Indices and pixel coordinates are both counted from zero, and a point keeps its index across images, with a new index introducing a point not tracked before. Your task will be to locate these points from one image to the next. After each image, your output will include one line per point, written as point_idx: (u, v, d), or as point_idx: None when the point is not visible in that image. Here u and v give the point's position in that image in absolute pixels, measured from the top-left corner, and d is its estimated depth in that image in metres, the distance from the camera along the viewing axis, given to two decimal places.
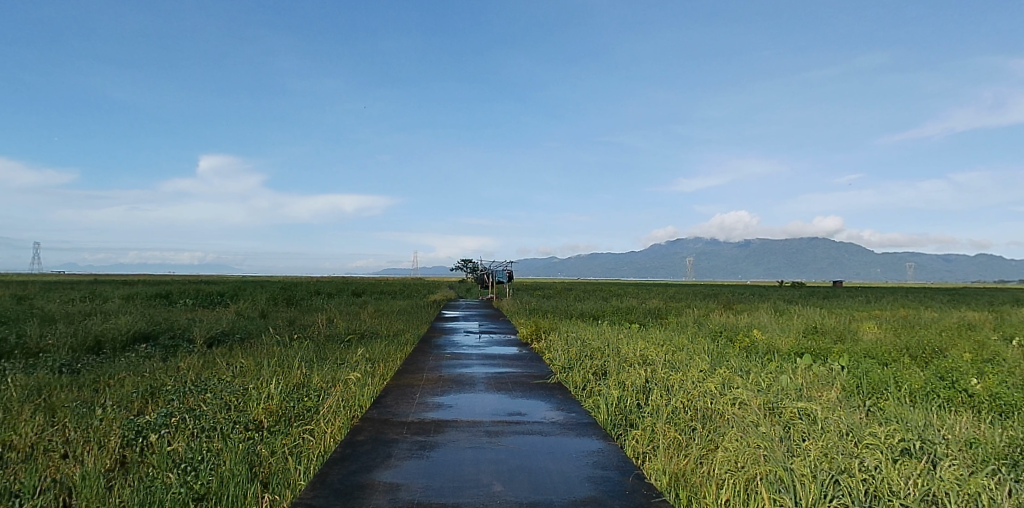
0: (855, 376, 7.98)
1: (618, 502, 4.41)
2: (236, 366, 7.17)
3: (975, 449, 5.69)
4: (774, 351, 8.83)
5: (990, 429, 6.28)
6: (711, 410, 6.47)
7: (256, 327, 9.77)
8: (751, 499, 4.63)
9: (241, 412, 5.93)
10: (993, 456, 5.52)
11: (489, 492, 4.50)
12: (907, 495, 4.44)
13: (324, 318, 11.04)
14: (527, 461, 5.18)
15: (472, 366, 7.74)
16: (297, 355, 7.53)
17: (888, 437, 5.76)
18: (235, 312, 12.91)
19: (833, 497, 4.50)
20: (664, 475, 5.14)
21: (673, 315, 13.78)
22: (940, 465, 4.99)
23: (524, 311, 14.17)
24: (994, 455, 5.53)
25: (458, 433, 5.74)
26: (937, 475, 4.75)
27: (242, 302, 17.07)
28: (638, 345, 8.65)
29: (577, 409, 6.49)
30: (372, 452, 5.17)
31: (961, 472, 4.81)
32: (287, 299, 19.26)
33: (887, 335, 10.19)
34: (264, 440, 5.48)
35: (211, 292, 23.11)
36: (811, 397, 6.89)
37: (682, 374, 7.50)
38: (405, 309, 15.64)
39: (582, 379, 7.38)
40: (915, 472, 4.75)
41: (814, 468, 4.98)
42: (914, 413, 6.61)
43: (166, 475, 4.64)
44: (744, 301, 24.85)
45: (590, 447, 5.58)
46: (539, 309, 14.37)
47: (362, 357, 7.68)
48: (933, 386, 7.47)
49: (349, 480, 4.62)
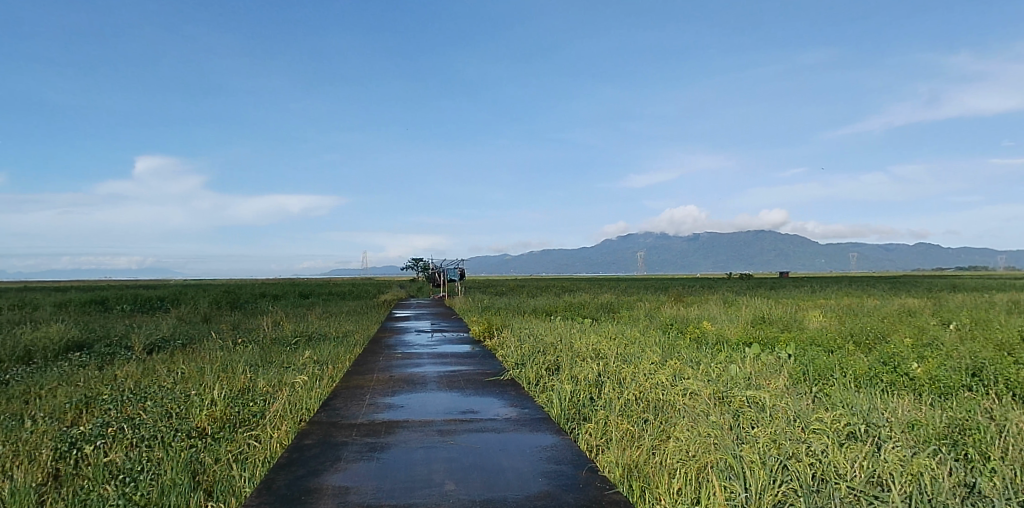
0: (802, 363, 8.22)
1: (571, 495, 4.44)
2: (176, 372, 6.94)
3: (917, 430, 5.95)
4: (724, 341, 9.03)
5: (931, 410, 6.60)
6: (662, 401, 6.60)
7: (200, 332, 9.51)
8: (703, 487, 4.76)
9: (183, 419, 5.76)
10: (935, 436, 5.81)
11: (441, 491, 4.47)
12: (853, 477, 4.59)
13: (270, 321, 10.80)
14: (480, 460, 5.17)
15: (424, 365, 7.63)
16: (241, 359, 7.34)
17: (835, 422, 5.96)
18: (177, 317, 12.47)
19: (781, 481, 4.61)
20: (617, 467, 5.24)
21: (626, 308, 13.90)
22: (884, 447, 5.18)
23: (481, 308, 14.08)
24: (935, 435, 5.82)
25: (409, 433, 5.69)
26: (882, 456, 4.94)
27: (184, 307, 16.54)
28: (590, 339, 8.71)
29: (530, 404, 6.51)
30: (321, 457, 5.10)
31: (905, 453, 5.01)
32: (232, 303, 18.79)
33: (831, 322, 10.52)
34: (208, 447, 5.34)
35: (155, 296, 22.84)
36: (759, 385, 7.08)
37: (634, 366, 7.57)
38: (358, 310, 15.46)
39: (535, 374, 7.39)
40: (861, 455, 4.93)
41: (762, 454, 5.10)
42: (859, 398, 6.85)
43: (103, 487, 4.49)
44: (699, 293, 25.55)
45: (544, 442, 5.63)
46: (495, 307, 14.35)
47: (309, 359, 7.53)
48: (877, 371, 7.81)
49: (297, 485, 4.53)
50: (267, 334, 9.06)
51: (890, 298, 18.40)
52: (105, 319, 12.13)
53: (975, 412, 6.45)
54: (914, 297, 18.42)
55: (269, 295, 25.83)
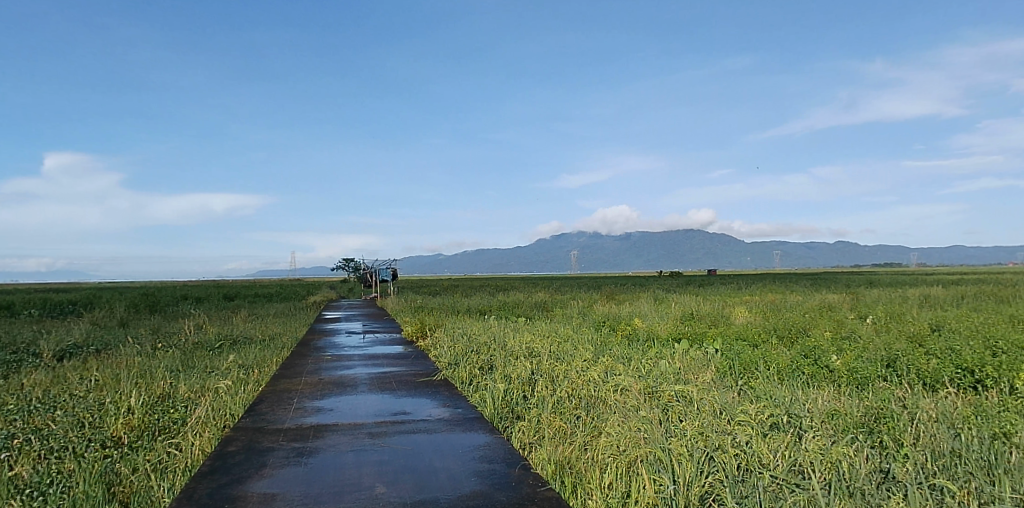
0: (728, 357, 8.55)
1: (502, 493, 4.48)
2: (89, 379, 6.62)
3: (837, 420, 6.28)
4: (654, 337, 9.28)
5: (848, 400, 6.97)
6: (595, 397, 6.74)
7: (116, 337, 9.07)
8: (633, 480, 4.88)
9: (97, 429, 5.50)
10: (853, 424, 6.15)
11: (371, 495, 4.43)
12: (775, 466, 4.82)
13: (193, 324, 10.42)
14: (411, 461, 5.15)
15: (355, 367, 7.54)
16: (161, 365, 7.06)
17: (759, 413, 6.22)
18: (91, 322, 11.87)
19: (708, 473, 4.78)
20: (549, 464, 5.31)
21: (559, 307, 14.09)
22: (804, 437, 5.44)
23: (412, 308, 14.04)
24: (853, 424, 6.16)
25: (339, 436, 5.61)
26: (802, 446, 5.18)
27: (99, 310, 15.72)
28: (523, 338, 8.78)
29: (463, 404, 6.52)
30: (245, 463, 4.97)
31: (824, 442, 5.28)
32: (151, 307, 17.96)
33: (756, 318, 10.96)
34: (125, 457, 5.12)
35: (66, 300, 21.62)
36: (687, 379, 7.32)
37: (567, 364, 7.70)
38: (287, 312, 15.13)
39: (468, 374, 7.41)
40: (783, 446, 5.17)
41: (690, 446, 5.27)
42: (781, 390, 7.17)
43: (7, 501, 4.24)
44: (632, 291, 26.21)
45: (476, 441, 5.66)
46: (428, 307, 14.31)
47: (233, 364, 7.32)
48: (798, 364, 8.19)
49: (219, 493, 4.41)
50: (188, 338, 8.74)
51: (812, 293, 19.33)
52: (11, 325, 11.45)
53: (889, 401, 6.85)
54: (834, 293, 19.43)
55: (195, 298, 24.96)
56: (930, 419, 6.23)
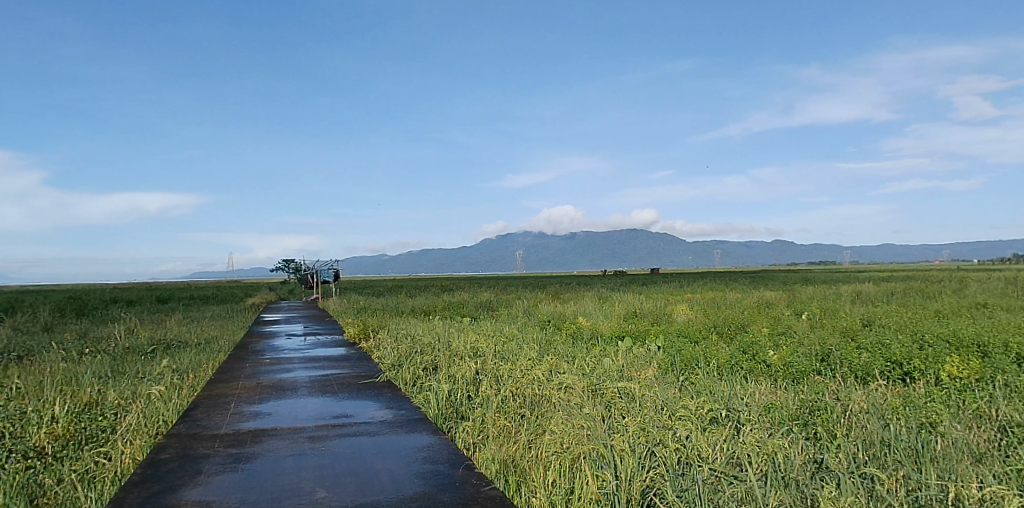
0: (669, 354, 8.76)
1: (444, 494, 4.51)
2: (8, 387, 6.30)
3: (773, 412, 6.54)
4: (598, 336, 9.43)
5: (783, 393, 7.27)
6: (540, 396, 6.82)
7: (39, 343, 8.65)
8: (576, 477, 4.97)
9: (18, 439, 5.26)
10: (788, 417, 6.41)
11: (311, 499, 4.39)
12: (713, 459, 4.98)
13: (124, 328, 10.04)
14: (353, 464, 5.12)
15: (295, 370, 7.41)
16: (88, 372, 6.79)
17: (699, 408, 6.41)
18: (11, 327, 11.27)
19: (649, 467, 4.90)
20: (493, 464, 5.36)
21: (506, 307, 14.15)
22: (742, 430, 5.65)
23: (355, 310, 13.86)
24: (788, 417, 6.42)
25: (278, 441, 5.53)
26: (740, 439, 5.37)
27: (21, 315, 14.90)
28: (468, 338, 8.81)
29: (406, 405, 6.51)
30: (179, 471, 4.84)
31: (761, 435, 5.47)
32: (79, 310, 17.13)
33: (697, 315, 11.28)
34: (49, 468, 4.92)
35: None
36: (630, 376, 7.48)
37: (512, 363, 7.76)
38: (226, 315, 14.75)
39: (412, 375, 7.38)
40: (721, 439, 5.35)
41: (632, 442, 5.40)
42: (720, 385, 7.41)
43: None
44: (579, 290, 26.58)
45: (419, 442, 5.66)
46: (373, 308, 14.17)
47: (166, 369, 7.10)
48: (737, 359, 8.47)
49: (151, 502, 4.28)
50: (119, 343, 8.42)
51: (754, 291, 19.94)
52: None
53: (822, 394, 7.17)
54: (775, 290, 20.08)
55: (129, 300, 24.03)
56: (861, 411, 6.54)
